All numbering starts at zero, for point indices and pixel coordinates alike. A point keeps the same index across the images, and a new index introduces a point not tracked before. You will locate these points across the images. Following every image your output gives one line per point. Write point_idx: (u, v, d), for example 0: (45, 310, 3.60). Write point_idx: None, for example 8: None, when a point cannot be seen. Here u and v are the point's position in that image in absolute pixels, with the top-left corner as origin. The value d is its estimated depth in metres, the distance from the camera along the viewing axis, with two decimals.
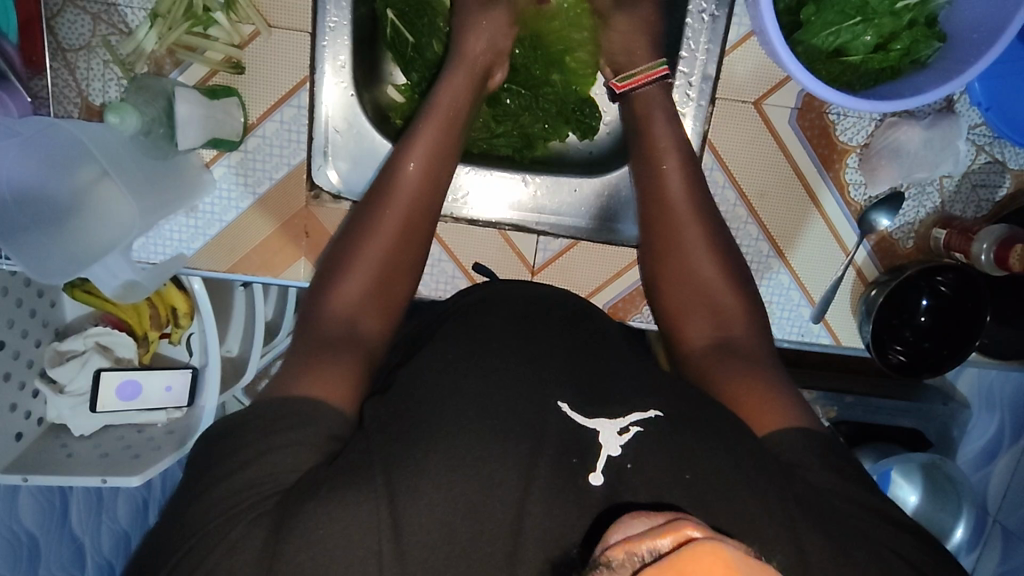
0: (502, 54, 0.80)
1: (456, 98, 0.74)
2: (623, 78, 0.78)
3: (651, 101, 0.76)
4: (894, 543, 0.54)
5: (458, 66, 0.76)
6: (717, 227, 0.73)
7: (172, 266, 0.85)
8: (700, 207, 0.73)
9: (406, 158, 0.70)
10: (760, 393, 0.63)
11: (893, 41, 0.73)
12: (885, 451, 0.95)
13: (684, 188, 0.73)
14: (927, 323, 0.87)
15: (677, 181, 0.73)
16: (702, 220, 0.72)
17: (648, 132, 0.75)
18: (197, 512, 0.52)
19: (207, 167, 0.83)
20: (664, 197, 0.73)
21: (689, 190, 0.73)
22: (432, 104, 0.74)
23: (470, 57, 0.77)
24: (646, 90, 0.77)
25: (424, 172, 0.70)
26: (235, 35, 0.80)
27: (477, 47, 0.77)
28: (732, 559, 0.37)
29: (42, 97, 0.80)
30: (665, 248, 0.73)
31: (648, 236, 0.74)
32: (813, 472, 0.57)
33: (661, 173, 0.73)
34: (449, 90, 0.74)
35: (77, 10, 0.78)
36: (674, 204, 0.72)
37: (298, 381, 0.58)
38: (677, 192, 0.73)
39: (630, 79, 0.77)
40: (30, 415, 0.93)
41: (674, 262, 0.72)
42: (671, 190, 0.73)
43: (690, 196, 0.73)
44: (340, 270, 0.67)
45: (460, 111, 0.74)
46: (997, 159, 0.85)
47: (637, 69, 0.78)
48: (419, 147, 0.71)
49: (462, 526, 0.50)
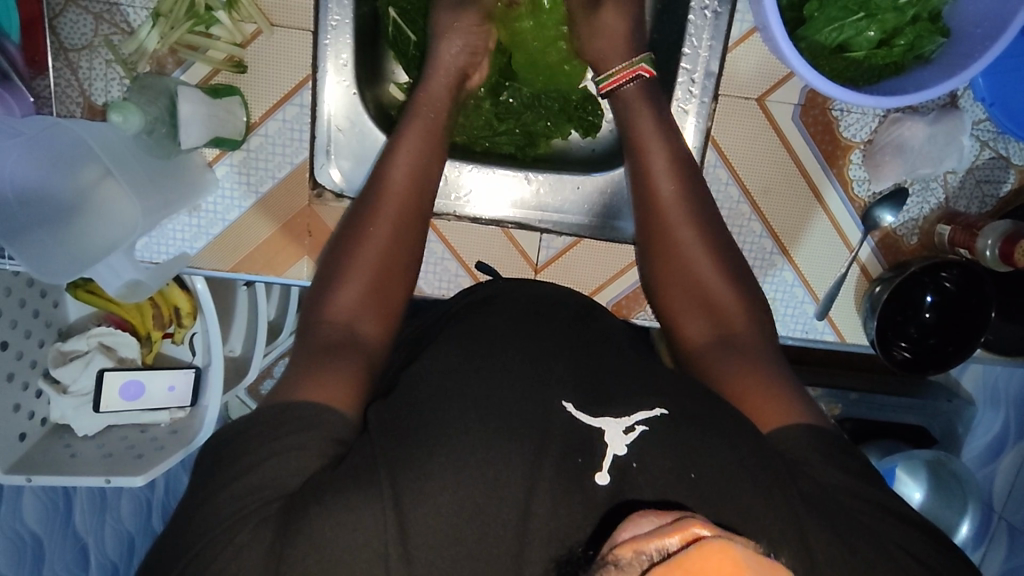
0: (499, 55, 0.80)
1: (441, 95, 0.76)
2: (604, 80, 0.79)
3: (642, 101, 0.76)
4: (902, 540, 0.54)
5: (448, 62, 0.77)
6: (716, 227, 0.73)
7: (175, 266, 0.85)
8: (694, 209, 0.72)
9: (393, 161, 0.71)
10: (765, 390, 0.63)
11: (896, 36, 0.73)
12: (890, 448, 0.95)
13: (674, 185, 0.73)
14: (932, 319, 0.86)
15: (669, 180, 0.73)
16: (698, 219, 0.72)
17: (634, 133, 0.75)
18: (203, 514, 0.52)
19: (209, 166, 0.83)
20: (652, 197, 0.73)
21: (684, 186, 0.73)
22: (419, 100, 0.75)
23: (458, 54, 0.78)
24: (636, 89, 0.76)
25: (410, 172, 0.71)
26: (238, 34, 0.80)
27: (466, 45, 0.77)
28: (741, 558, 0.37)
29: (45, 97, 0.80)
30: (664, 245, 0.72)
31: (646, 234, 0.74)
32: (820, 470, 0.57)
33: (652, 173, 0.73)
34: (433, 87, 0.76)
35: (79, 10, 0.78)
36: (666, 208, 0.72)
37: (301, 387, 0.59)
38: (674, 189, 0.73)
39: (611, 79, 0.78)
40: (34, 416, 0.93)
41: (673, 261, 0.72)
42: (662, 190, 0.73)
43: (682, 197, 0.72)
44: (342, 268, 0.67)
45: (438, 113, 0.75)
46: (1001, 155, 0.85)
47: (616, 66, 0.77)
48: (404, 146, 0.71)
49: (468, 525, 0.50)
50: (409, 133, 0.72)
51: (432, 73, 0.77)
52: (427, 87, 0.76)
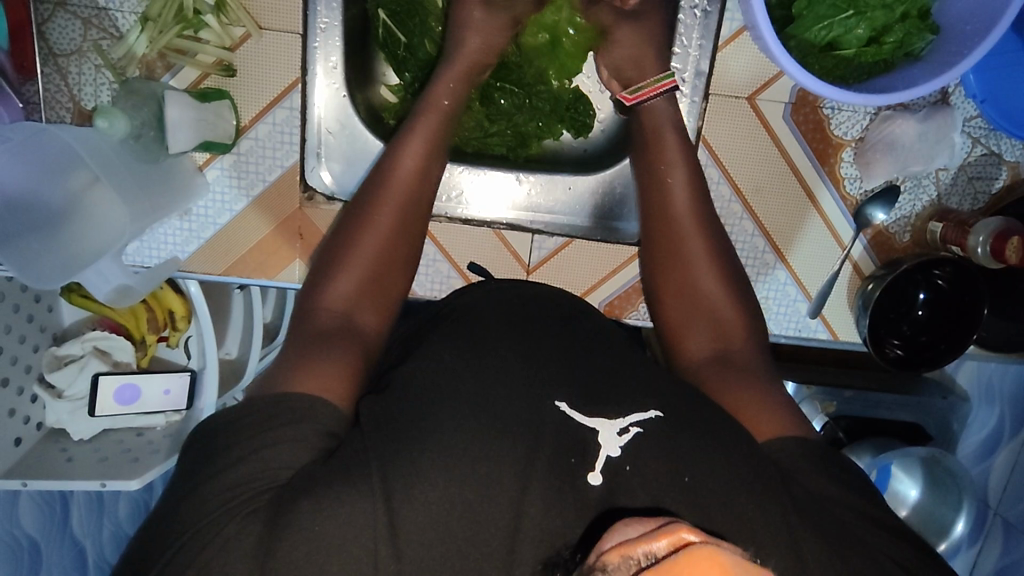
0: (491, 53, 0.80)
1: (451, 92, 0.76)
2: (633, 90, 0.77)
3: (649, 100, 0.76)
4: (890, 549, 0.54)
5: (453, 63, 0.77)
6: (716, 235, 0.73)
7: (166, 270, 0.85)
8: (704, 213, 0.73)
9: (403, 152, 0.71)
10: (751, 394, 0.63)
11: (886, 34, 0.73)
12: (885, 444, 0.94)
13: (684, 186, 0.73)
14: (925, 317, 0.86)
15: (682, 181, 0.73)
16: (707, 226, 0.73)
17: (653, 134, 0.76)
18: (191, 507, 0.52)
19: (199, 170, 0.83)
20: (664, 198, 0.73)
21: (691, 188, 0.73)
22: (428, 98, 0.75)
23: (466, 55, 0.78)
24: (654, 103, 0.76)
25: (419, 170, 0.71)
26: (227, 37, 0.80)
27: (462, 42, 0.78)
28: (728, 564, 0.37)
29: (34, 102, 0.80)
30: (665, 245, 0.73)
31: (648, 231, 0.74)
32: (810, 477, 0.57)
33: (666, 172, 0.74)
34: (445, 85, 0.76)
35: (67, 15, 0.79)
36: (676, 207, 0.73)
37: (291, 379, 0.58)
38: (680, 188, 0.73)
39: (639, 91, 0.77)
40: (29, 420, 0.93)
41: (676, 262, 0.72)
42: (677, 188, 0.73)
43: (698, 201, 0.73)
44: (330, 268, 0.67)
45: (450, 110, 0.75)
46: (993, 151, 0.85)
47: (646, 81, 0.77)
48: (411, 143, 0.71)
49: (457, 526, 0.50)
50: (416, 134, 0.72)
51: (448, 67, 0.77)
52: (438, 87, 0.76)
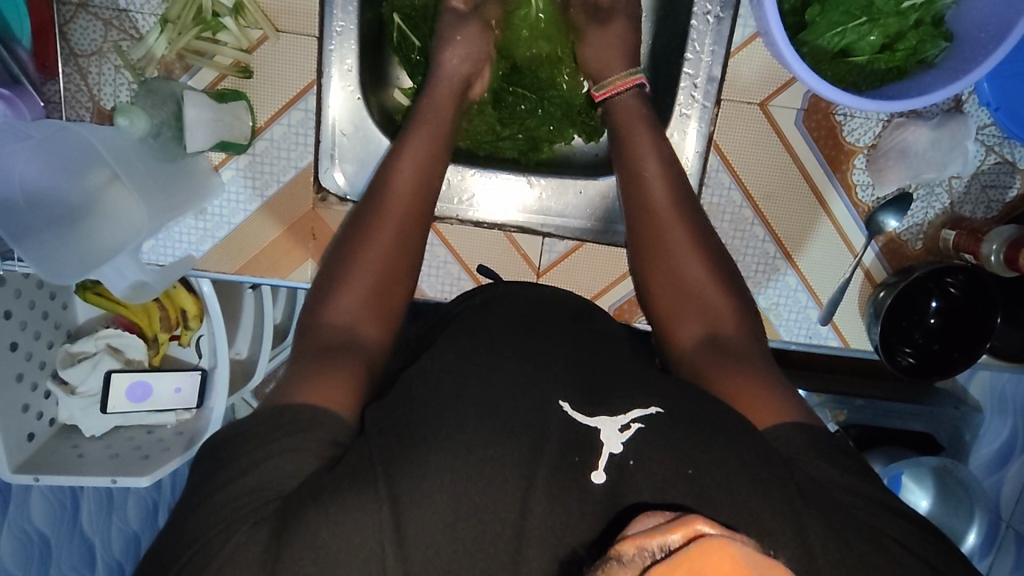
0: (479, 63, 0.82)
1: (442, 113, 0.77)
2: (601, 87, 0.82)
3: (634, 117, 0.78)
4: (900, 534, 0.54)
5: (437, 83, 0.79)
6: (706, 230, 0.73)
7: (181, 267, 0.87)
8: (690, 218, 0.73)
9: (397, 166, 0.72)
10: (760, 393, 0.62)
11: (899, 41, 0.73)
12: (895, 455, 0.94)
13: (662, 188, 0.74)
14: (937, 325, 0.86)
15: (657, 183, 0.74)
16: (687, 219, 0.73)
17: (643, 146, 0.76)
18: (206, 511, 0.52)
19: (215, 170, 0.84)
20: (647, 207, 0.74)
21: (674, 197, 0.74)
22: (418, 117, 0.77)
23: (446, 74, 0.80)
24: (632, 103, 0.79)
25: (418, 178, 0.72)
26: (244, 40, 0.81)
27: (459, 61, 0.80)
28: (741, 557, 0.36)
29: (56, 102, 0.81)
30: (652, 252, 0.73)
31: (636, 242, 0.74)
32: (822, 473, 0.56)
33: (651, 183, 0.74)
34: (435, 108, 0.77)
35: (89, 16, 0.80)
36: (660, 210, 0.73)
37: (301, 389, 0.59)
38: (664, 200, 0.73)
39: (606, 88, 0.81)
40: (42, 416, 0.94)
41: (660, 263, 0.72)
42: (656, 196, 0.74)
43: (675, 201, 0.73)
44: (343, 272, 0.68)
45: (448, 123, 0.77)
46: (1007, 160, 0.84)
47: (615, 77, 0.81)
48: (407, 152, 0.73)
49: (465, 526, 0.50)
50: (416, 143, 0.74)
51: (435, 85, 0.79)
52: (427, 104, 0.78)
